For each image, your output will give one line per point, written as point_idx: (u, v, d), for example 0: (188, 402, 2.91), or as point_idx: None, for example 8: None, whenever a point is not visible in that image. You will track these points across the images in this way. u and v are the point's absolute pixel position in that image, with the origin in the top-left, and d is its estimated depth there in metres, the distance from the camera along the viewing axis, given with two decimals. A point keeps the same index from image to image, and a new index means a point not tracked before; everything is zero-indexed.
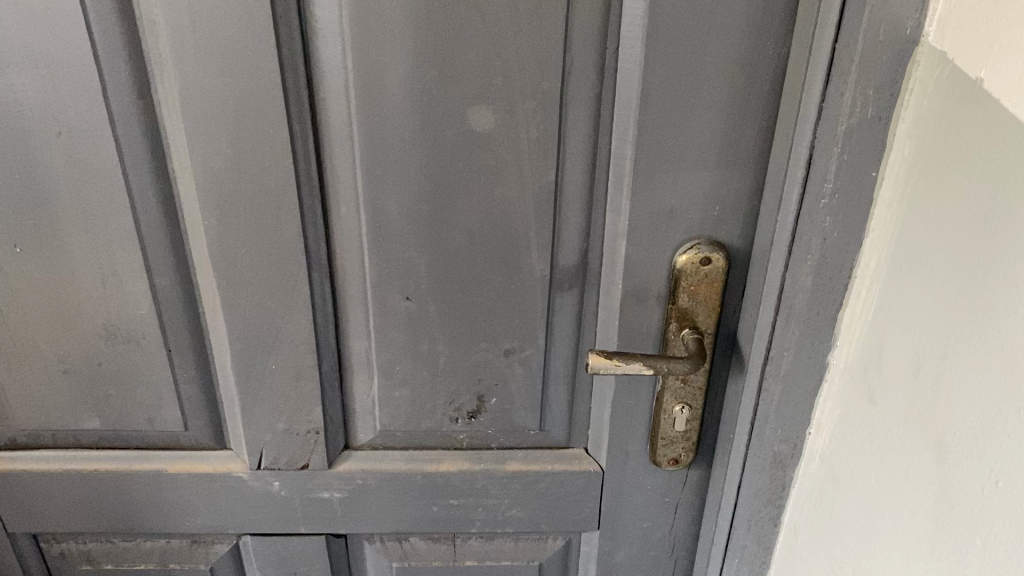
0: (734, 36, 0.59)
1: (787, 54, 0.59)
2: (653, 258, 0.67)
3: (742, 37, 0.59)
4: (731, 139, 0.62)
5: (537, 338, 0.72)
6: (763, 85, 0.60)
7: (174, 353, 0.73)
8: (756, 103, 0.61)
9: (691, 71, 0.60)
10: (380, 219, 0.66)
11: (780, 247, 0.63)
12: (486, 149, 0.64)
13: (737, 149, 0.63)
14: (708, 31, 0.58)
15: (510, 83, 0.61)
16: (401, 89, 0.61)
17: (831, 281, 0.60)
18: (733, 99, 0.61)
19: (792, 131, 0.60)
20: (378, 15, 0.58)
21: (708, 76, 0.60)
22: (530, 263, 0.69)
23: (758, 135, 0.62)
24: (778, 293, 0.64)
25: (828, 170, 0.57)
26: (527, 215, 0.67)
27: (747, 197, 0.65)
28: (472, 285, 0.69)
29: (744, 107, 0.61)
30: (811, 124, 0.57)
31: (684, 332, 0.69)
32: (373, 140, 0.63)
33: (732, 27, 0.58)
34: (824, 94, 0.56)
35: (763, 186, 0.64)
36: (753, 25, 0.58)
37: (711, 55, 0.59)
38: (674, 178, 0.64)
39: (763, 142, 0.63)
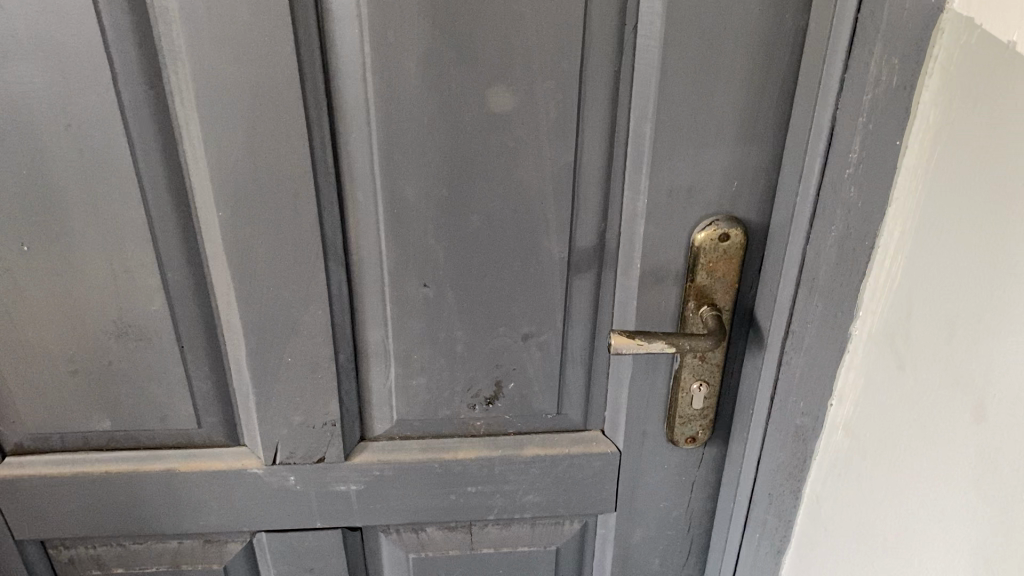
0: (753, 8, 0.59)
1: (805, 27, 0.59)
2: (672, 236, 0.68)
3: (762, 10, 0.59)
4: (749, 114, 0.63)
5: (556, 321, 0.72)
6: (782, 58, 0.61)
7: (187, 349, 0.72)
8: (775, 76, 0.61)
9: (710, 47, 0.60)
10: (398, 205, 0.66)
11: (803, 220, 0.63)
12: (505, 130, 0.63)
13: (755, 124, 0.63)
14: (729, 5, 0.58)
15: (529, 63, 0.60)
16: (419, 72, 0.60)
17: (855, 252, 0.61)
18: (752, 74, 0.61)
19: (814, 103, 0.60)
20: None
21: (728, 51, 0.60)
22: (548, 245, 0.68)
23: (777, 109, 0.63)
24: (801, 265, 0.65)
25: (853, 141, 0.58)
26: (547, 197, 0.66)
27: (764, 171, 0.65)
28: (490, 269, 0.69)
29: (763, 82, 0.61)
30: (833, 96, 0.58)
31: (702, 309, 0.70)
32: (391, 124, 0.62)
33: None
34: (846, 65, 0.57)
35: (781, 160, 0.65)
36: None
37: (730, 29, 0.59)
38: (693, 154, 0.64)
39: (782, 115, 0.63)
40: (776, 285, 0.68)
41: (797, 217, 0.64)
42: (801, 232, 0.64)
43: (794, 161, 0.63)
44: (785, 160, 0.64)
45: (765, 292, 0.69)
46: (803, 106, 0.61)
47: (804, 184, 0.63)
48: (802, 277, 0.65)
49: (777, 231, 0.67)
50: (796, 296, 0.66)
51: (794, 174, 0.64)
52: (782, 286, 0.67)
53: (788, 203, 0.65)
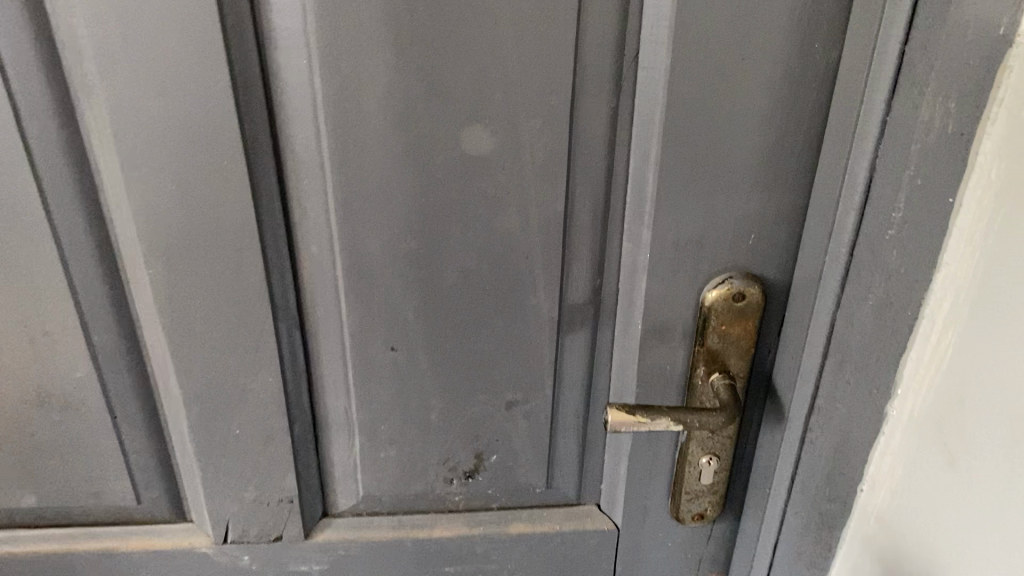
0: (778, 35, 0.49)
1: (840, 58, 0.50)
2: (679, 295, 0.58)
3: (787, 37, 0.49)
4: (771, 158, 0.53)
5: (544, 388, 0.63)
6: (810, 94, 0.51)
7: (121, 419, 0.62)
8: (802, 114, 0.52)
9: (725, 80, 0.50)
10: (359, 260, 0.56)
11: (832, 284, 0.55)
12: (483, 175, 0.54)
13: (777, 169, 0.54)
14: (747, 32, 0.49)
15: (512, 99, 0.51)
16: (379, 109, 0.51)
17: (894, 322, 0.51)
18: (774, 112, 0.52)
19: (851, 146, 0.51)
20: (344, 23, 0.48)
21: (747, 85, 0.51)
22: (536, 304, 0.59)
23: (803, 152, 0.53)
24: (828, 334, 0.56)
25: (899, 195, 0.48)
26: (533, 251, 0.57)
27: (787, 221, 0.56)
28: (468, 330, 0.60)
29: (788, 121, 0.52)
30: (873, 143, 0.49)
31: (713, 377, 0.60)
32: (348, 168, 0.53)
33: (774, 27, 0.49)
34: (890, 107, 0.48)
35: (807, 209, 0.55)
36: (798, 23, 0.49)
37: (750, 59, 0.50)
38: (704, 203, 0.55)
39: (809, 159, 0.53)
40: (801, 351, 0.59)
41: (824, 278, 0.56)
42: (829, 296, 0.55)
43: (823, 213, 0.54)
44: (813, 211, 0.55)
45: (786, 358, 0.60)
46: (834, 150, 0.52)
47: (834, 240, 0.54)
48: (830, 347, 0.56)
49: (800, 291, 0.58)
50: (823, 369, 0.57)
51: (824, 227, 0.54)
52: (806, 353, 0.58)
53: (817, 259, 0.56)
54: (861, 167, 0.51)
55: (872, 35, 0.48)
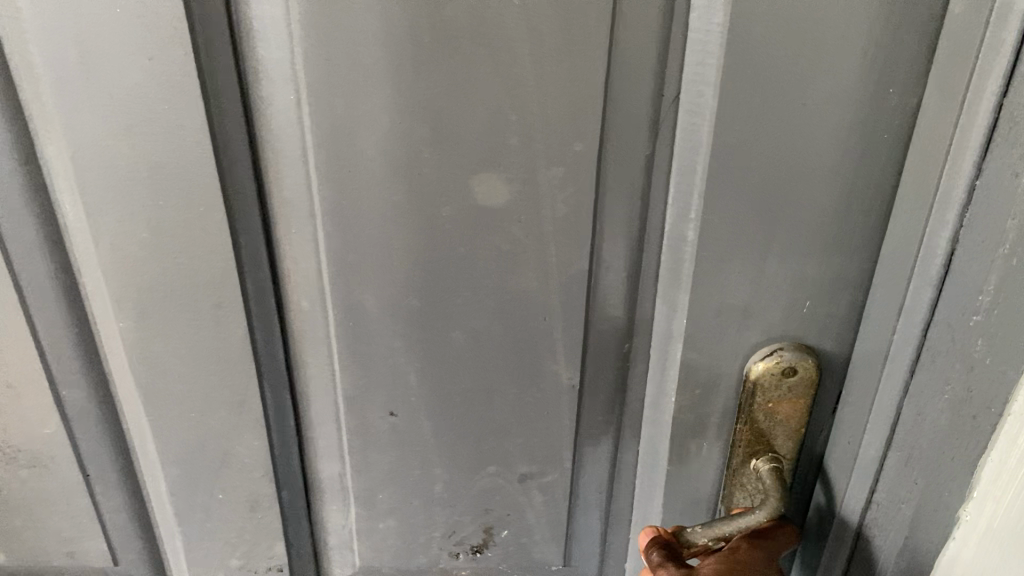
0: (846, 79, 0.41)
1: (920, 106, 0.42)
2: (719, 367, 0.51)
3: (857, 81, 0.41)
4: (833, 219, 0.46)
5: (563, 461, 0.56)
6: (883, 147, 0.43)
7: (94, 477, 0.57)
8: (873, 171, 0.44)
9: (780, 128, 0.43)
10: (355, 318, 0.50)
11: (900, 367, 0.46)
12: (495, 229, 0.47)
13: (839, 231, 0.46)
14: (809, 74, 0.41)
15: (529, 144, 0.44)
16: (378, 152, 0.44)
17: (975, 421, 0.42)
18: (838, 167, 0.44)
19: (929, 214, 0.43)
20: (337, 53, 0.42)
21: (806, 136, 0.43)
22: (554, 372, 0.52)
23: (871, 213, 0.45)
24: (894, 420, 0.48)
25: (988, 278, 0.39)
26: (553, 313, 0.50)
27: (849, 288, 0.48)
28: (477, 398, 0.53)
29: (855, 178, 0.44)
30: (957, 209, 0.41)
31: (757, 461, 0.53)
32: (343, 217, 0.46)
33: (841, 68, 0.41)
34: (979, 168, 0.40)
35: (873, 277, 0.47)
36: (871, 65, 0.41)
37: (811, 106, 0.42)
38: (751, 265, 0.47)
39: (878, 221, 0.46)
40: (860, 438, 0.50)
41: (891, 359, 0.47)
42: (896, 379, 0.47)
43: (890, 285, 0.46)
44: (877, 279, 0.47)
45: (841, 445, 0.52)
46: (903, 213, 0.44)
47: (902, 318, 0.46)
48: (896, 435, 0.48)
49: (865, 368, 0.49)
50: (885, 461, 0.49)
51: (893, 301, 0.46)
52: (866, 440, 0.50)
53: (883, 336, 0.47)
54: (943, 236, 0.42)
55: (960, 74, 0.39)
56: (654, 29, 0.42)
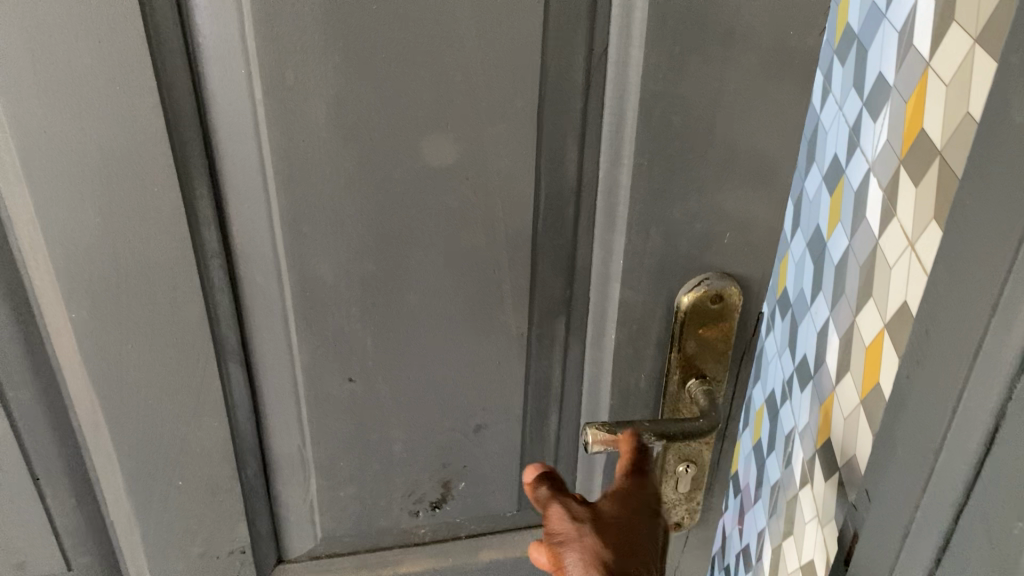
0: (752, 25, 0.47)
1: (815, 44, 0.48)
2: (652, 301, 0.55)
3: (760, 25, 0.47)
4: (746, 152, 0.51)
5: (514, 410, 0.59)
6: (786, 84, 0.49)
7: (44, 481, 0.55)
8: (778, 107, 0.49)
9: (697, 72, 0.48)
10: (310, 288, 0.51)
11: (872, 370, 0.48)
12: (445, 188, 0.49)
13: (753, 163, 0.51)
14: (720, 19, 0.46)
15: (474, 104, 0.47)
16: (329, 122, 0.46)
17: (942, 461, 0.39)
18: (749, 104, 0.49)
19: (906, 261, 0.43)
20: (287, 23, 0.43)
21: (720, 78, 0.48)
22: (505, 323, 0.55)
23: (778, 146, 0.51)
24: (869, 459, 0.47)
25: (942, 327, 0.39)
26: (501, 268, 0.52)
27: (762, 216, 0.54)
28: (433, 355, 0.55)
29: (764, 113, 0.50)
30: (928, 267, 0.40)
31: (690, 383, 0.58)
32: (296, 189, 0.48)
33: (747, 16, 0.46)
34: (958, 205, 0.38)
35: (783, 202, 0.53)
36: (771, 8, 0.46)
37: (723, 50, 0.47)
38: (679, 203, 0.52)
39: (785, 151, 0.51)
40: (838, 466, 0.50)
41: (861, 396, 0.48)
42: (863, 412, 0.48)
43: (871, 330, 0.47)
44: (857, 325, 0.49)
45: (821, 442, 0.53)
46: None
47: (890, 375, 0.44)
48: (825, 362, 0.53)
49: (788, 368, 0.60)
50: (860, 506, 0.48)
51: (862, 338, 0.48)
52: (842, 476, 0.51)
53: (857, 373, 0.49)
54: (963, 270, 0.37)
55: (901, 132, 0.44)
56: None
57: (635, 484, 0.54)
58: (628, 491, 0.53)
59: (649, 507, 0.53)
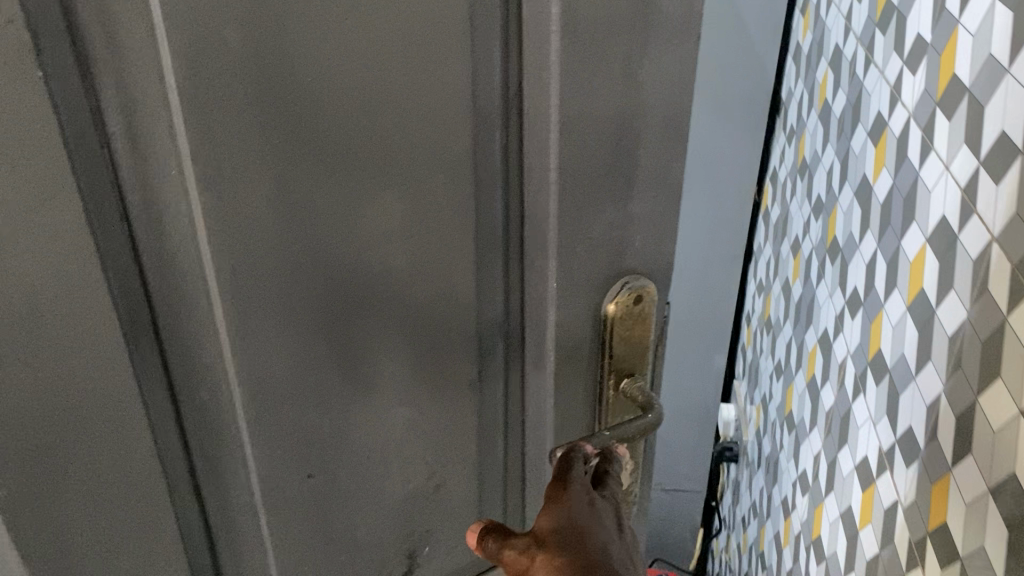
0: (642, 38, 0.50)
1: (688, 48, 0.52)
2: (582, 316, 0.57)
3: (648, 37, 0.50)
4: (646, 156, 0.54)
5: (468, 454, 0.58)
6: (670, 87, 0.53)
7: None
8: (665, 110, 0.53)
9: (604, 91, 0.50)
10: (265, 387, 0.47)
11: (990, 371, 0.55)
12: (392, 249, 0.47)
13: (650, 165, 0.55)
14: (618, 39, 0.49)
15: (414, 159, 0.46)
16: (272, 205, 0.42)
17: None
18: (645, 113, 0.52)
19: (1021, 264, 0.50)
20: (224, 101, 0.38)
21: (621, 93, 0.51)
22: (457, 370, 0.54)
23: (669, 146, 0.55)
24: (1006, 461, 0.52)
25: None
26: (449, 317, 0.51)
27: (661, 214, 0.57)
28: (390, 421, 0.53)
29: (656, 118, 0.53)
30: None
31: (624, 383, 0.60)
32: (243, 283, 0.43)
33: (639, 32, 0.50)
34: None
35: (674, 196, 0.57)
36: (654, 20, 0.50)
37: (623, 67, 0.50)
38: (596, 217, 0.54)
39: (675, 149, 0.55)
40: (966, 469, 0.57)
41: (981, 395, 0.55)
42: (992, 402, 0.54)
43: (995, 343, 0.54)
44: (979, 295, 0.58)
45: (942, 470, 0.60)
46: None
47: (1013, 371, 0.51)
48: None
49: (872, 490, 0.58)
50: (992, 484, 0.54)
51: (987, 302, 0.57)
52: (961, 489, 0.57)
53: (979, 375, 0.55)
54: None
55: (915, 116, 0.69)
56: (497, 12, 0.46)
57: (561, 497, 0.50)
58: (556, 499, 0.50)
59: (585, 503, 0.50)
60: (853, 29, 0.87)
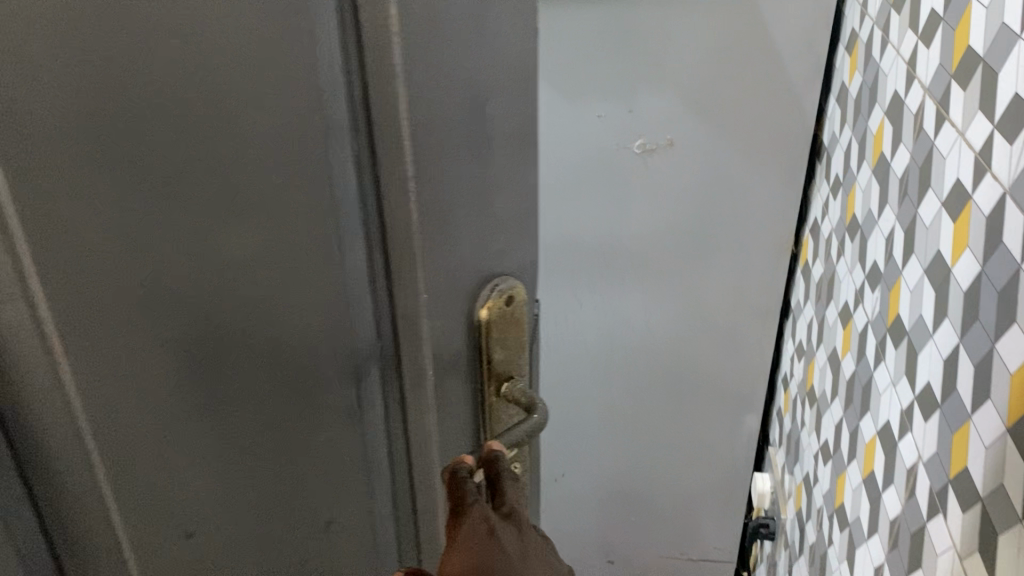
0: (473, 36, 0.50)
1: (514, 46, 0.53)
2: (454, 324, 0.56)
3: (478, 34, 0.50)
4: (492, 156, 0.54)
5: (354, 482, 0.54)
6: (504, 85, 0.53)
7: None
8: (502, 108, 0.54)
9: (446, 91, 0.49)
10: (129, 442, 0.41)
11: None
12: (251, 272, 0.44)
13: (497, 166, 0.55)
14: (453, 39, 0.49)
15: (263, 174, 0.43)
16: (112, 232, 0.37)
17: None
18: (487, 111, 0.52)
19: None
20: (38, 127, 0.33)
21: (462, 93, 0.50)
22: (333, 392, 0.50)
23: (510, 144, 0.55)
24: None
25: None
26: (318, 336, 0.48)
27: (512, 214, 0.57)
28: (268, 460, 0.48)
29: (496, 117, 0.53)
30: None
31: (505, 387, 0.60)
32: (91, 326, 0.38)
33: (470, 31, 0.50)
34: None
35: (520, 195, 0.58)
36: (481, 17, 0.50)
37: (462, 66, 0.50)
38: (454, 221, 0.53)
39: (515, 148, 0.56)
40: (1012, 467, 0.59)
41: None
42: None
43: None
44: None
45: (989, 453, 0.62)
46: None
47: None
48: None
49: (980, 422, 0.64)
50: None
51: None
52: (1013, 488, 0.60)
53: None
54: None
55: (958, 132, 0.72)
56: (335, 15, 0.44)
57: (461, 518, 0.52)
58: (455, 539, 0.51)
59: (480, 530, 0.51)
60: (893, 40, 0.91)
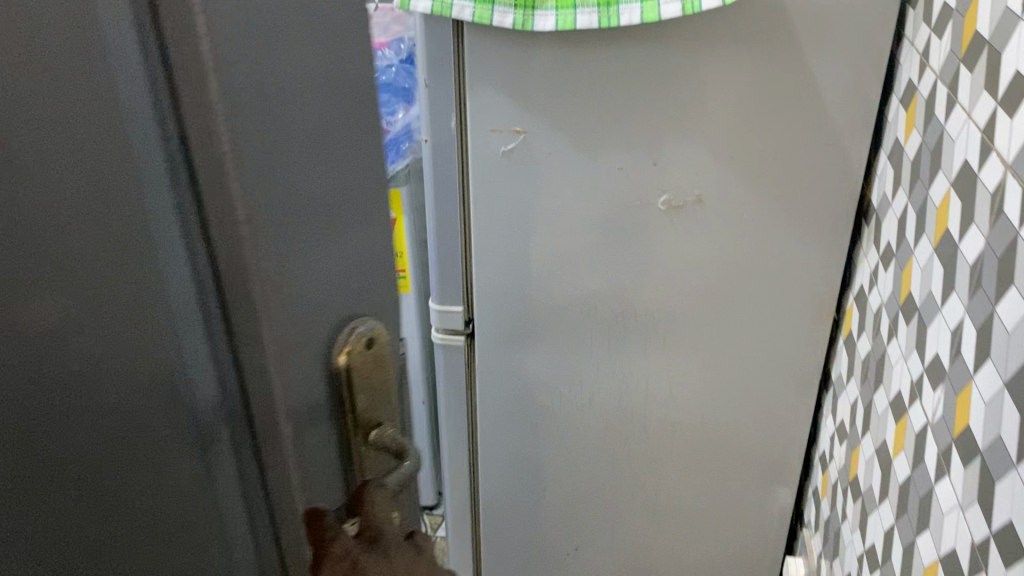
0: (294, 68, 0.47)
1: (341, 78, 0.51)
2: (307, 372, 0.52)
3: (299, 65, 0.47)
4: (328, 192, 0.51)
5: (207, 555, 0.49)
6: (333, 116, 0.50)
7: None
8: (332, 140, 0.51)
9: (271, 127, 0.46)
10: None
11: None
12: (58, 339, 0.39)
13: (335, 202, 0.52)
14: (273, 72, 0.45)
15: (61, 228, 0.38)
16: None
17: None
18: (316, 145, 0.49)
19: None
20: None
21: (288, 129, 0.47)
22: (170, 458, 0.46)
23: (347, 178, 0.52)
24: None
25: None
26: (144, 398, 0.44)
27: (356, 249, 0.55)
28: (94, 539, 0.43)
29: (328, 151, 0.50)
30: None
31: (375, 433, 0.59)
32: None
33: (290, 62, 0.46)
34: None
35: (364, 230, 0.55)
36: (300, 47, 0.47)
37: (283, 100, 0.46)
38: (295, 264, 0.49)
39: (352, 181, 0.53)
40: None
41: None
42: None
43: None
44: None
45: None
46: None
47: None
48: None
49: None
50: None
51: None
52: None
53: None
54: None
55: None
56: (139, 58, 0.39)
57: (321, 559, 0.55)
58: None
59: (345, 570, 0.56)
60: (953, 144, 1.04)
